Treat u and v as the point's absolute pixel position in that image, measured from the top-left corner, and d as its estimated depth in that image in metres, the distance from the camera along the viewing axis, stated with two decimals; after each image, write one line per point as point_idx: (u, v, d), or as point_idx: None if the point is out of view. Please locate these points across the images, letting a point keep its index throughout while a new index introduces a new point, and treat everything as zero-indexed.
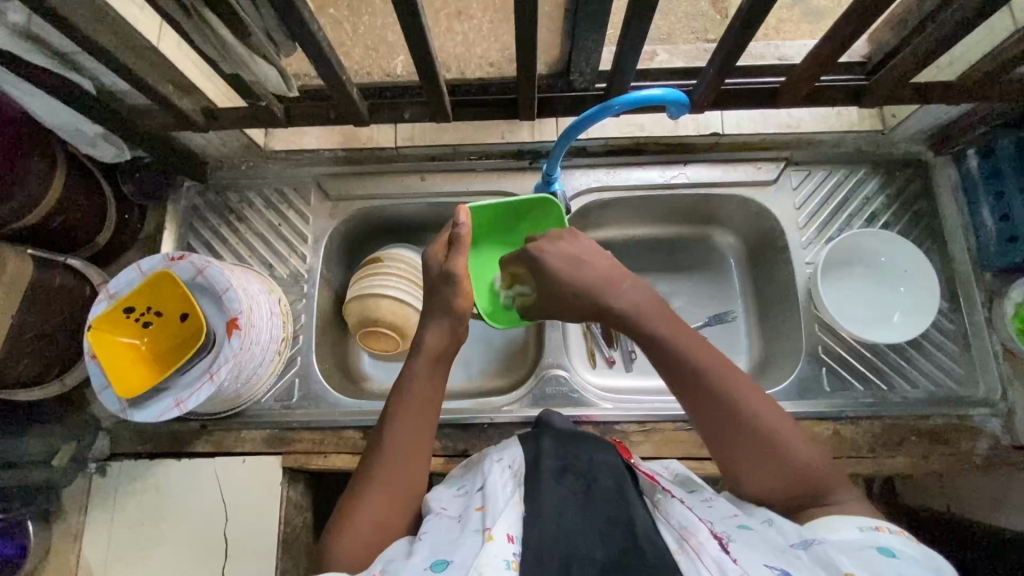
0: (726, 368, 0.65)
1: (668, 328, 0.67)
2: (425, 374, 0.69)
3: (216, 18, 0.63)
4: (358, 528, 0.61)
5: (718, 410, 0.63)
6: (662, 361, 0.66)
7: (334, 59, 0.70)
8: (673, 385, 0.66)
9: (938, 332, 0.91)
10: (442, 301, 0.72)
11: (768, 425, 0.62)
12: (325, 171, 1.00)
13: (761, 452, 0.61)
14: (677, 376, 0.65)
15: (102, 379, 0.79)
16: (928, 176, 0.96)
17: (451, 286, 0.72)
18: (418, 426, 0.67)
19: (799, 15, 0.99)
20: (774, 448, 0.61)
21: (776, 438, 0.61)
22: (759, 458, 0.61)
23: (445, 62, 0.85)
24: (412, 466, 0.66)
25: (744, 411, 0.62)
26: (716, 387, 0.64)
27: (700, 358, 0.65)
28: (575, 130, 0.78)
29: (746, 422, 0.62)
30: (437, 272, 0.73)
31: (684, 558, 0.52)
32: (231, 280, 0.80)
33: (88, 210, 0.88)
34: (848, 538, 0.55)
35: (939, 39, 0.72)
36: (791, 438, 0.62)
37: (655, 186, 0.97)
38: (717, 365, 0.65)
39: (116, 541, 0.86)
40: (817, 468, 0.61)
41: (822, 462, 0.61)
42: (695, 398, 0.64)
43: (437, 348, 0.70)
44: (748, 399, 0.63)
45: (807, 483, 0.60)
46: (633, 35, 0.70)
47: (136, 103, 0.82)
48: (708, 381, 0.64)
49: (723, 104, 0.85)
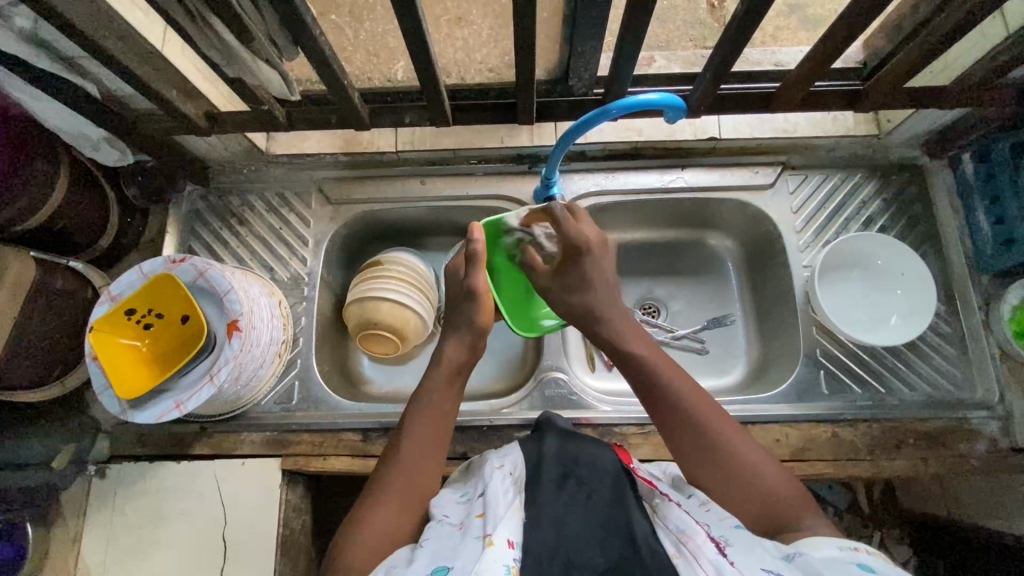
0: (702, 395, 0.68)
1: (651, 352, 0.69)
2: (437, 385, 0.70)
3: (219, 22, 0.64)
4: (368, 539, 0.61)
5: (688, 434, 0.65)
6: (640, 383, 0.68)
7: (335, 64, 0.71)
8: (650, 408, 0.68)
9: (936, 334, 0.92)
10: (465, 318, 0.72)
11: (738, 452, 0.64)
12: (327, 176, 1.00)
13: (728, 477, 0.63)
14: (653, 399, 0.67)
15: (103, 381, 0.79)
16: (925, 181, 0.97)
17: (472, 303, 0.72)
18: (429, 432, 0.68)
19: (795, 23, 1.01)
20: (741, 475, 0.63)
21: (743, 466, 0.63)
22: (724, 483, 0.63)
23: (446, 67, 0.87)
24: (423, 477, 0.66)
25: (716, 438, 0.65)
26: (691, 411, 0.66)
27: (678, 383, 0.67)
28: (572, 133, 0.78)
29: (717, 447, 0.64)
30: (459, 284, 0.74)
31: (682, 562, 0.53)
32: (231, 283, 0.80)
33: (90, 212, 0.89)
34: (829, 556, 0.53)
35: (932, 45, 0.73)
36: (758, 467, 0.64)
37: (652, 190, 0.97)
38: (694, 391, 0.67)
39: (114, 544, 0.86)
40: (783, 497, 0.62)
41: (788, 490, 0.63)
42: (668, 421, 0.66)
43: (455, 361, 0.71)
44: (721, 426, 0.65)
45: (772, 511, 0.61)
46: (630, 41, 0.71)
47: (140, 107, 0.83)
48: (684, 406, 0.66)
49: (720, 108, 0.86)
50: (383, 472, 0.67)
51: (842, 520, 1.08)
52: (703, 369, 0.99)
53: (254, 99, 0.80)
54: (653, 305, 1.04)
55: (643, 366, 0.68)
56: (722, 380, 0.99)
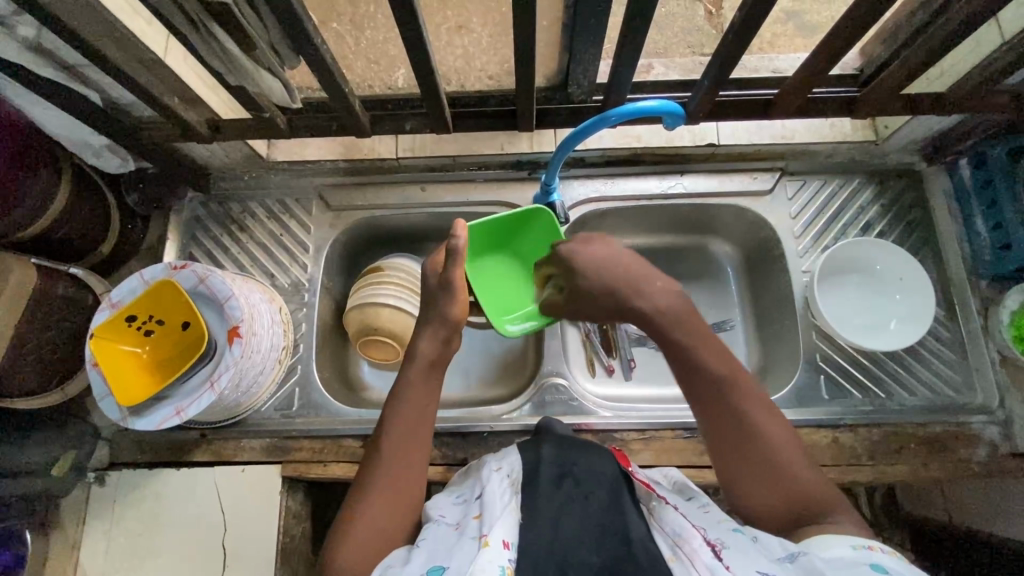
0: (747, 384, 0.66)
1: (698, 338, 0.66)
2: (413, 380, 0.69)
3: (222, 31, 0.64)
4: (356, 542, 0.61)
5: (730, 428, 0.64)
6: (682, 368, 0.66)
7: (337, 72, 0.71)
8: (690, 394, 0.66)
9: (935, 339, 0.92)
10: (438, 312, 0.70)
11: (777, 445, 0.63)
12: (326, 182, 1.01)
13: (765, 470, 0.62)
14: (694, 384, 0.66)
15: (103, 388, 0.79)
16: (922, 187, 0.98)
17: (448, 297, 0.70)
18: (414, 433, 0.67)
19: (792, 30, 1.01)
20: (778, 468, 0.62)
21: (783, 466, 0.62)
22: (758, 475, 0.62)
23: (446, 75, 0.87)
24: (406, 474, 0.66)
25: (756, 430, 0.63)
26: (732, 400, 0.64)
27: (723, 371, 0.65)
28: (572, 140, 0.79)
29: (756, 439, 0.63)
30: (435, 284, 0.72)
31: (677, 565, 0.53)
32: (233, 289, 0.81)
33: (91, 219, 0.89)
34: (840, 555, 0.53)
35: (929, 51, 0.73)
36: (795, 461, 0.62)
37: (652, 196, 0.98)
38: (738, 380, 0.65)
39: (114, 552, 0.86)
40: (818, 491, 0.61)
41: (822, 485, 0.62)
42: (711, 413, 0.65)
43: (432, 354, 0.70)
44: (762, 418, 0.64)
45: (806, 506, 0.61)
46: (629, 49, 0.71)
47: (142, 115, 0.83)
48: (726, 396, 0.64)
49: (718, 115, 0.87)
50: (367, 472, 0.66)
51: None
52: None
53: (255, 106, 0.80)
54: None
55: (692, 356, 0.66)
56: None
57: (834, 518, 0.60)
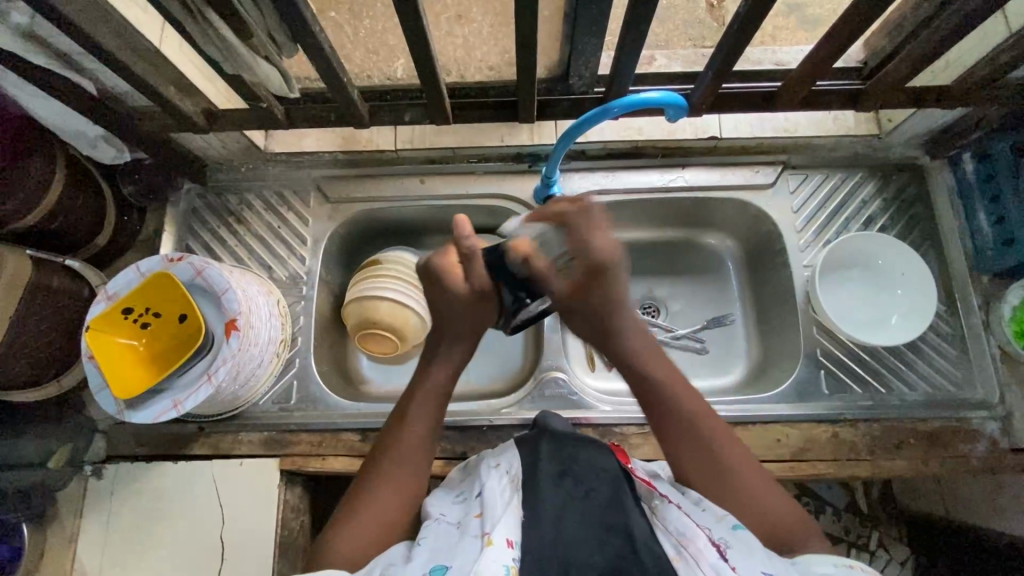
0: (718, 424, 0.69)
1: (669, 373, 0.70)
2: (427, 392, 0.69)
3: (217, 16, 0.63)
4: (350, 541, 0.62)
5: (695, 454, 0.67)
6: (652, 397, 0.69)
7: (335, 61, 0.70)
8: (658, 425, 0.69)
9: (936, 334, 0.91)
10: (477, 319, 0.72)
11: (744, 475, 0.65)
12: (324, 174, 1.00)
13: (733, 498, 0.64)
14: (661, 413, 0.69)
15: (100, 380, 0.79)
16: (924, 181, 0.97)
17: (486, 300, 0.71)
18: (425, 429, 0.68)
19: (795, 23, 0.99)
20: (747, 500, 0.64)
21: (751, 490, 0.65)
22: (731, 499, 0.64)
23: (446, 65, 0.86)
24: (408, 477, 0.66)
25: (721, 459, 0.66)
26: (705, 438, 0.67)
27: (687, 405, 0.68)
28: (573, 133, 0.78)
29: (726, 472, 0.65)
30: (469, 295, 0.70)
31: (682, 566, 0.53)
32: (230, 281, 0.80)
33: (86, 211, 0.88)
34: (826, 573, 0.54)
35: (936, 42, 0.72)
36: (762, 487, 0.65)
37: (653, 189, 0.97)
38: (700, 415, 0.68)
39: (110, 544, 0.85)
40: (788, 522, 0.63)
41: (793, 513, 0.64)
42: (678, 440, 0.68)
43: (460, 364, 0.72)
44: (727, 449, 0.67)
45: (778, 534, 0.63)
46: (632, 39, 0.70)
47: (138, 105, 0.82)
48: (697, 431, 0.67)
49: (721, 107, 0.86)
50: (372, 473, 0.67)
51: (841, 520, 1.08)
52: (704, 370, 0.99)
53: (253, 96, 0.79)
54: (653, 306, 1.04)
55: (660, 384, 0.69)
56: (721, 380, 0.99)
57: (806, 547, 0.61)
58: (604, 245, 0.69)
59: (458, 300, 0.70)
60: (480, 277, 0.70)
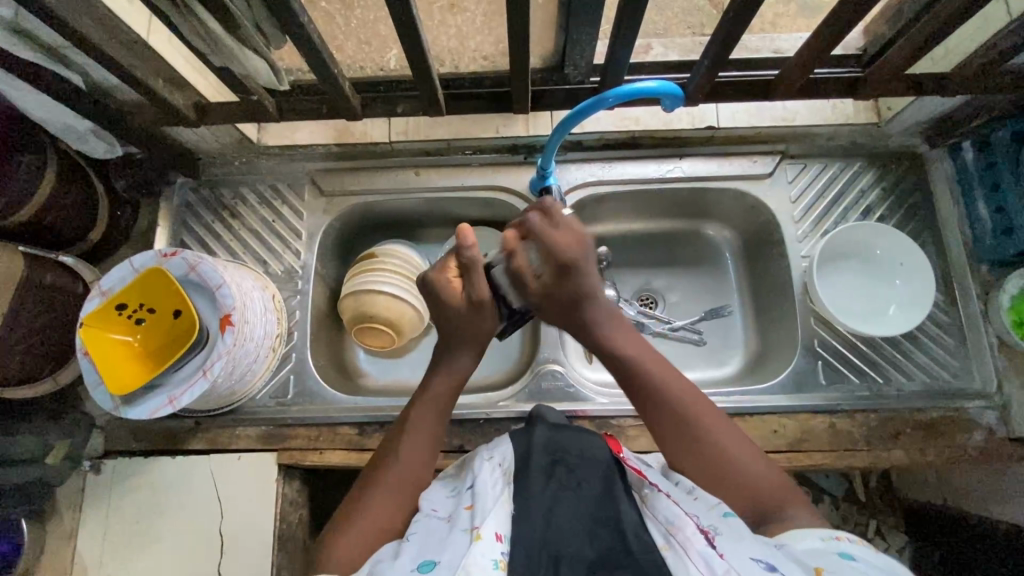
0: (700, 398, 0.68)
1: (639, 351, 0.70)
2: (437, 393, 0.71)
3: (204, 9, 0.62)
4: (352, 538, 0.62)
5: (674, 425, 0.67)
6: (626, 377, 0.70)
7: (326, 52, 0.69)
8: (637, 402, 0.69)
9: (934, 324, 0.91)
10: (475, 331, 0.71)
11: (724, 444, 0.65)
12: (317, 167, 0.99)
13: (716, 467, 0.64)
14: (637, 388, 0.69)
15: (95, 377, 0.78)
16: (923, 170, 0.96)
17: (483, 313, 0.71)
18: (429, 434, 0.69)
19: (794, 10, 0.95)
20: (735, 473, 0.64)
21: (732, 458, 0.65)
22: (711, 466, 0.64)
23: (439, 55, 0.84)
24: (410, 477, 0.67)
25: (698, 428, 0.66)
26: (683, 415, 0.67)
27: (661, 381, 0.68)
28: (569, 122, 0.77)
29: (701, 439, 0.66)
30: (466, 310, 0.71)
31: (671, 555, 0.53)
32: (223, 276, 0.79)
33: (78, 207, 0.87)
34: (811, 547, 0.55)
35: (934, 29, 0.71)
36: (745, 457, 0.65)
37: (650, 180, 0.96)
38: (673, 388, 0.68)
39: (109, 540, 0.86)
40: (776, 489, 0.63)
41: (779, 483, 0.64)
42: (655, 415, 0.68)
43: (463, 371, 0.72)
44: (705, 416, 0.67)
45: (764, 501, 0.62)
46: (627, 28, 0.69)
47: (128, 98, 0.81)
48: (672, 405, 0.67)
49: (719, 96, 0.85)
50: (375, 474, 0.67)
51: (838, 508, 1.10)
52: (701, 360, 0.99)
53: (242, 88, 0.78)
54: (650, 297, 1.03)
55: (633, 363, 0.69)
56: (719, 371, 0.99)
57: (793, 514, 0.60)
58: (566, 239, 0.69)
59: (457, 312, 0.71)
60: (475, 288, 0.70)
